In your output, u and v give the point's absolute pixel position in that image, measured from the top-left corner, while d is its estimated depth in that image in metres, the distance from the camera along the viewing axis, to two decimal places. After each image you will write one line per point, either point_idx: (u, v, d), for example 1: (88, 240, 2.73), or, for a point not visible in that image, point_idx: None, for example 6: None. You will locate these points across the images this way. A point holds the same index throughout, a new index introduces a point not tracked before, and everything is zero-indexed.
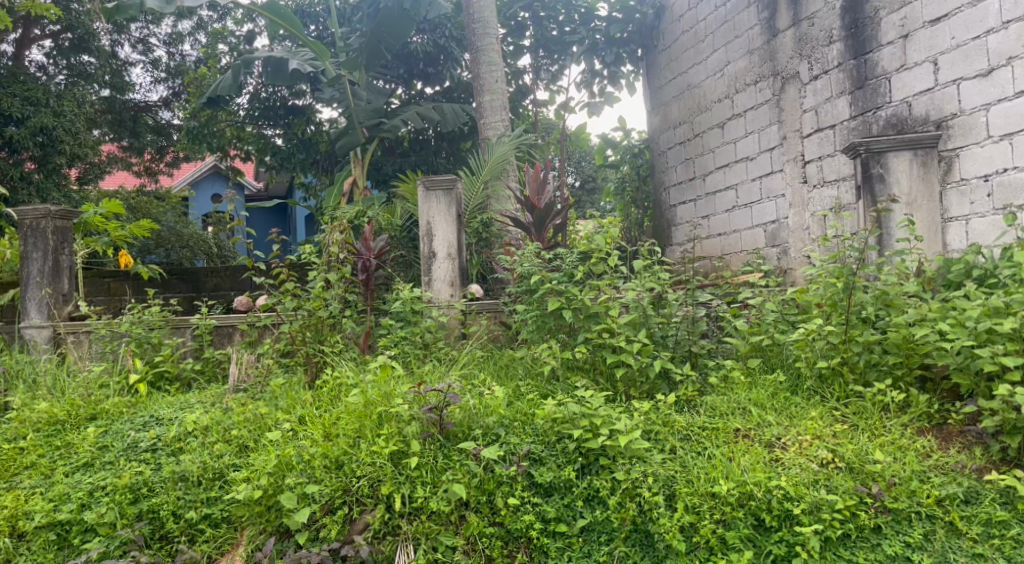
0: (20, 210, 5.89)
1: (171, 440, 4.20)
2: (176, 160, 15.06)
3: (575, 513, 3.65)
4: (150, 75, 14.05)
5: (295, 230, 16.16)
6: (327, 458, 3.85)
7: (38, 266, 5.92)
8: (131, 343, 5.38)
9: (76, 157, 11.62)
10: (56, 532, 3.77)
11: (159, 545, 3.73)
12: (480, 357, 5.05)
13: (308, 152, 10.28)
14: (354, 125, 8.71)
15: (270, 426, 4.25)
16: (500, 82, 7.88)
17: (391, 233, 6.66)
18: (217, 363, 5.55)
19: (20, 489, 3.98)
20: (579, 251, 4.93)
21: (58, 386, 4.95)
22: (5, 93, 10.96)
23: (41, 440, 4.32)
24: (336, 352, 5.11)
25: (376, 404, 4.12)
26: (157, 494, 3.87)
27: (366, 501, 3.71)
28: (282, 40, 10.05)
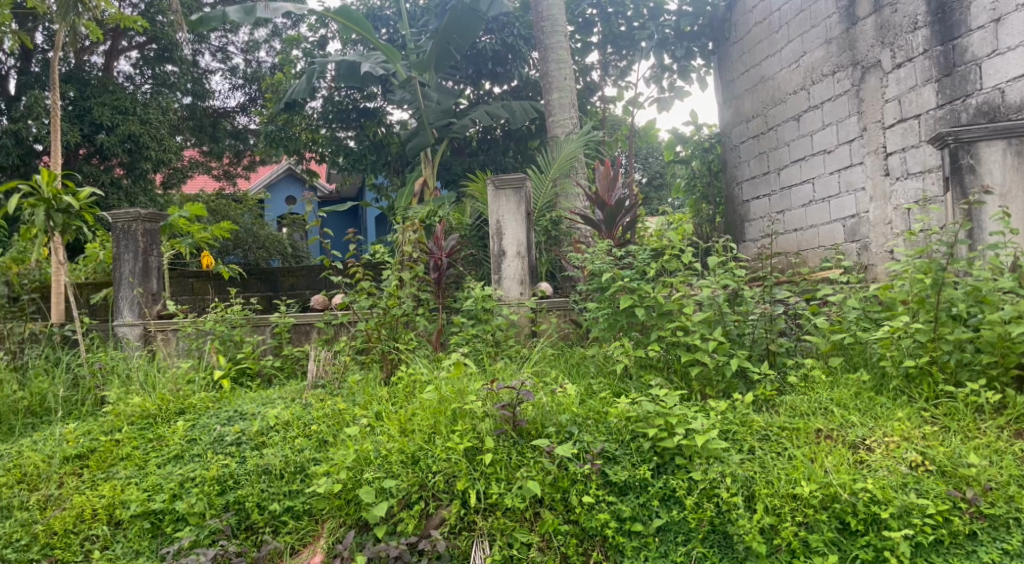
0: (113, 213, 6.21)
1: (254, 435, 4.34)
2: (253, 163, 15.56)
3: (651, 513, 3.62)
4: (229, 82, 14.55)
5: (367, 230, 16.54)
6: (403, 453, 3.94)
7: (130, 267, 6.22)
8: (215, 340, 5.63)
9: (161, 162, 12.14)
10: (150, 520, 3.94)
11: (246, 535, 3.87)
12: (551, 354, 5.06)
13: (380, 154, 10.55)
14: (425, 126, 8.82)
15: (348, 421, 4.37)
16: (569, 80, 7.86)
17: (461, 232, 6.70)
18: (296, 360, 5.72)
19: (117, 479, 4.18)
20: (651, 248, 4.89)
21: (149, 381, 5.17)
22: (95, 103, 11.52)
23: (135, 432, 4.54)
24: (410, 349, 5.20)
25: (450, 400, 4.18)
26: (243, 485, 4.02)
27: (442, 496, 3.77)
28: (354, 44, 10.26)
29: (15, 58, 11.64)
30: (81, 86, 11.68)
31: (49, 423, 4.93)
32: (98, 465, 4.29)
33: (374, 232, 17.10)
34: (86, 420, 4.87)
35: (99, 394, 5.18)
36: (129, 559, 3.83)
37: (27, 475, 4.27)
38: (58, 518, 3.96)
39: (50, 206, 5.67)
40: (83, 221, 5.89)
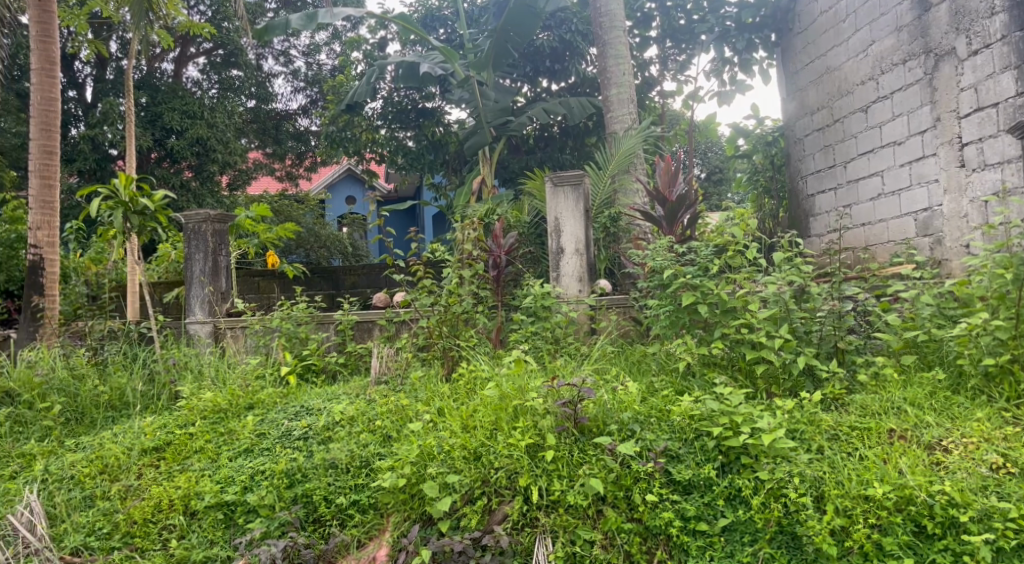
0: (185, 214, 6.42)
1: (321, 429, 4.45)
2: (314, 164, 15.90)
3: (716, 512, 3.57)
4: (291, 85, 14.90)
5: (425, 229, 16.77)
6: (466, 449, 3.98)
7: (200, 266, 6.43)
8: (282, 337, 5.78)
9: (227, 165, 12.50)
10: (223, 511, 4.07)
11: (313, 527, 3.97)
12: (611, 352, 5.03)
13: (438, 153, 10.65)
14: (483, 125, 8.85)
15: (411, 417, 4.44)
16: (627, 75, 7.80)
17: (519, 229, 6.71)
18: (359, 356, 5.83)
19: (192, 471, 4.34)
20: (714, 244, 4.83)
21: (220, 377, 5.36)
22: (166, 108, 11.94)
23: (208, 426, 4.70)
24: (470, 346, 5.23)
25: (511, 397, 4.21)
26: (311, 479, 4.12)
27: (504, 492, 3.80)
28: (412, 45, 10.38)
29: (91, 66, 12.14)
30: (152, 92, 12.11)
31: (127, 416, 5.13)
32: (174, 457, 4.46)
33: (433, 231, 17.32)
34: (162, 414, 5.05)
35: (174, 389, 5.37)
36: (203, 549, 3.95)
37: (108, 466, 4.45)
38: (138, 508, 4.12)
39: (127, 208, 5.92)
40: (157, 223, 6.12)
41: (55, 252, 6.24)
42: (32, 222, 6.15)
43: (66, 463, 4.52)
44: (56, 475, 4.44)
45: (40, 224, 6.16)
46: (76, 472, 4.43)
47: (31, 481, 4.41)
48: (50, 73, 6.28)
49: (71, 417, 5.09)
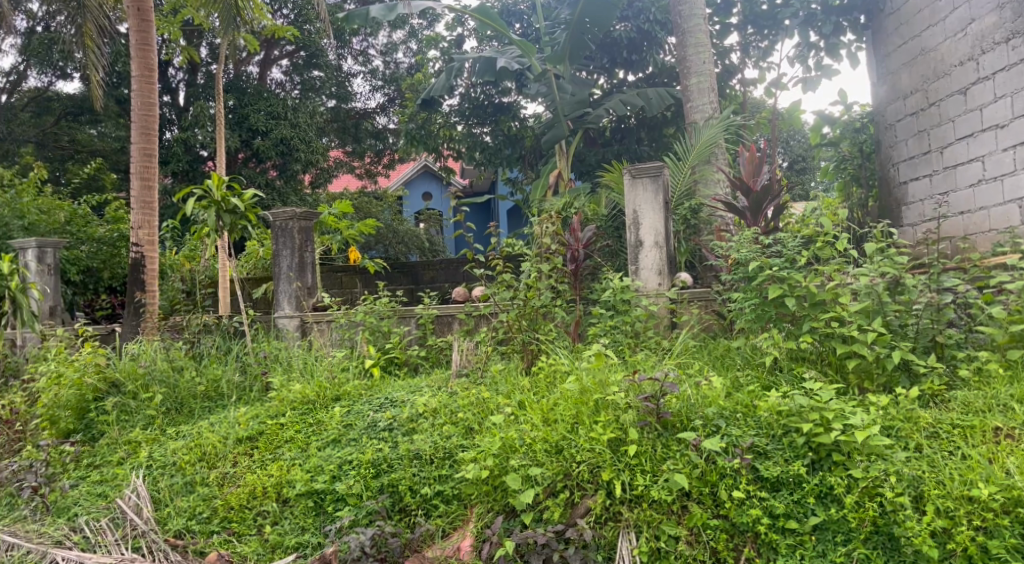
0: (272, 212, 6.64)
1: (405, 421, 4.55)
2: (392, 161, 16.20)
3: (807, 511, 3.48)
4: (369, 84, 15.10)
5: (501, 224, 16.85)
6: (547, 442, 3.99)
7: (288, 262, 6.66)
8: (366, 331, 5.93)
9: (310, 163, 12.90)
10: (313, 500, 4.20)
11: (400, 516, 4.06)
12: (694, 346, 4.94)
13: (515, 147, 10.78)
14: (560, 119, 8.81)
15: (493, 409, 4.48)
16: (708, 63, 7.63)
17: (598, 223, 6.65)
18: (440, 349, 5.93)
19: (283, 460, 4.50)
20: (802, 236, 4.69)
21: (308, 368, 5.54)
22: (252, 110, 12.37)
23: (298, 417, 4.86)
24: (550, 340, 5.25)
25: (592, 391, 4.20)
26: (396, 469, 4.21)
27: (586, 486, 3.79)
28: (489, 40, 10.47)
29: (183, 71, 12.69)
30: (239, 94, 12.56)
31: (223, 406, 5.36)
32: (266, 446, 4.63)
33: (509, 226, 17.40)
34: (255, 404, 5.26)
35: (265, 381, 5.58)
36: (296, 535, 4.09)
37: (207, 453, 4.65)
38: (234, 495, 4.31)
39: (219, 207, 6.17)
40: (248, 221, 6.36)
41: (155, 250, 6.57)
42: (134, 221, 6.49)
43: (169, 450, 4.75)
44: (159, 461, 4.68)
45: (141, 223, 6.49)
46: (178, 458, 4.65)
47: (137, 467, 4.67)
48: (149, 79, 6.60)
49: (171, 407, 5.34)
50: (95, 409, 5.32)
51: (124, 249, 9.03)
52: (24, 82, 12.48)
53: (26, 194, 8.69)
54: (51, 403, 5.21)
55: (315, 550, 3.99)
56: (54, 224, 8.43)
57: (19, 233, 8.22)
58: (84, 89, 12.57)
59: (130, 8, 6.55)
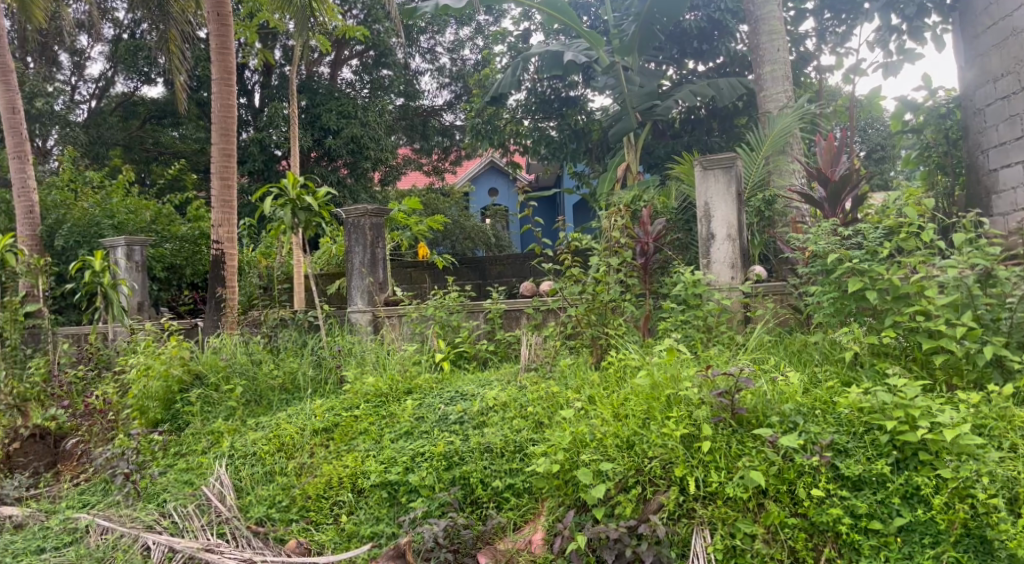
0: (345, 209, 6.80)
1: (476, 414, 4.59)
2: (459, 158, 16.34)
3: (891, 511, 3.37)
4: (436, 81, 15.38)
5: (569, 218, 16.76)
6: (618, 437, 3.96)
7: (360, 258, 6.80)
8: (436, 325, 6.00)
9: (378, 161, 13.14)
10: (387, 491, 4.28)
11: (471, 509, 4.10)
12: (769, 341, 4.83)
13: (580, 142, 10.57)
14: (628, 111, 8.70)
15: (562, 403, 4.48)
16: (782, 51, 7.44)
17: (668, 216, 6.54)
18: (509, 343, 5.96)
19: (357, 451, 4.60)
20: (884, 227, 4.54)
21: (380, 362, 5.65)
22: (324, 109, 12.65)
23: (371, 409, 4.96)
24: (619, 334, 5.18)
25: (663, 387, 4.15)
26: (467, 462, 4.25)
27: (659, 481, 3.76)
28: (556, 34, 10.44)
29: (259, 73, 13.08)
30: (311, 95, 12.86)
31: (300, 399, 5.51)
32: (341, 438, 4.74)
33: (577, 219, 17.30)
34: (330, 397, 5.39)
35: (339, 374, 5.71)
36: (371, 525, 4.18)
37: (285, 444, 4.79)
38: (312, 484, 4.43)
39: (294, 205, 6.34)
40: (322, 218, 6.51)
41: (234, 247, 6.80)
42: (214, 220, 6.72)
43: (249, 440, 4.91)
44: (241, 451, 4.85)
45: (221, 222, 6.72)
46: (258, 448, 4.81)
47: (220, 456, 4.85)
48: (227, 81, 6.81)
49: (251, 398, 5.52)
50: (181, 400, 5.56)
51: (205, 246, 9.32)
52: (112, 88, 13.08)
53: (115, 195, 9.13)
54: (140, 395, 5.42)
55: (389, 540, 4.07)
56: (140, 223, 8.82)
57: (110, 232, 8.64)
58: (167, 93, 13.10)
59: (210, 12, 6.77)
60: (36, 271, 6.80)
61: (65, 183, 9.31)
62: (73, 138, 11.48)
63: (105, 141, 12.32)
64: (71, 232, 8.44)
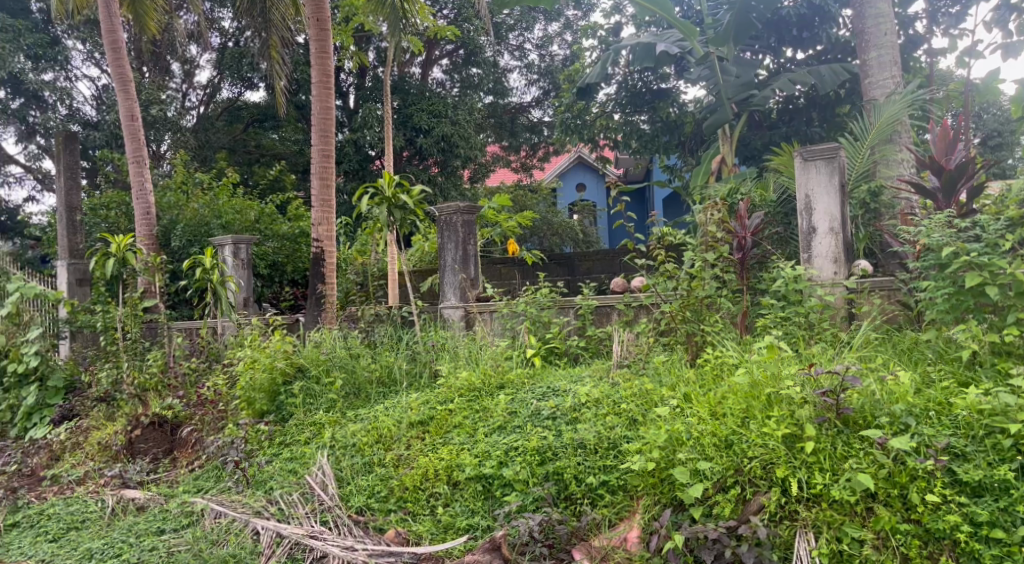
0: (438, 207, 6.92)
1: (568, 410, 4.58)
2: (548, 154, 16.34)
3: (1016, 520, 3.19)
4: (525, 78, 15.41)
5: (662, 212, 16.46)
6: (716, 436, 3.88)
7: (453, 255, 6.91)
8: (527, 321, 6.05)
9: (468, 159, 13.32)
10: (482, 484, 4.33)
11: (566, 504, 4.09)
12: (876, 339, 4.63)
13: (673, 134, 10.44)
14: (723, 102, 8.50)
15: (657, 401, 4.42)
16: (889, 34, 7.15)
17: (766, 209, 6.31)
18: (600, 339, 5.92)
19: (452, 444, 4.67)
20: (1006, 218, 4.28)
21: (474, 357, 5.72)
22: (416, 109, 12.89)
23: (465, 403, 5.03)
24: (716, 331, 5.09)
25: (763, 385, 4.04)
26: (561, 458, 4.24)
27: (759, 482, 3.66)
28: (647, 26, 10.30)
29: (353, 76, 13.47)
30: (404, 96, 13.14)
31: (396, 392, 5.64)
32: (437, 431, 4.82)
33: (671, 212, 16.97)
34: (425, 390, 5.50)
35: (433, 368, 5.84)
36: (466, 517, 4.24)
37: (383, 436, 4.92)
38: (409, 476, 4.52)
39: (390, 203, 6.49)
40: (416, 216, 6.65)
41: (333, 245, 7.02)
42: (315, 219, 6.96)
43: (349, 432, 5.07)
44: (341, 442, 5.01)
45: (321, 220, 6.96)
46: (358, 440, 4.95)
47: (322, 447, 5.03)
48: (327, 84, 7.04)
49: (350, 391, 5.68)
50: (284, 392, 5.78)
51: (304, 244, 9.75)
52: (219, 94, 13.75)
53: (222, 196, 9.58)
54: (248, 387, 5.69)
55: (485, 532, 4.12)
56: (246, 223, 9.26)
57: (219, 232, 9.10)
58: (268, 97, 13.65)
59: (311, 18, 7.02)
60: (153, 268, 7.24)
61: (177, 186, 9.85)
62: (184, 142, 12.12)
63: (212, 145, 12.95)
64: (184, 231, 8.93)
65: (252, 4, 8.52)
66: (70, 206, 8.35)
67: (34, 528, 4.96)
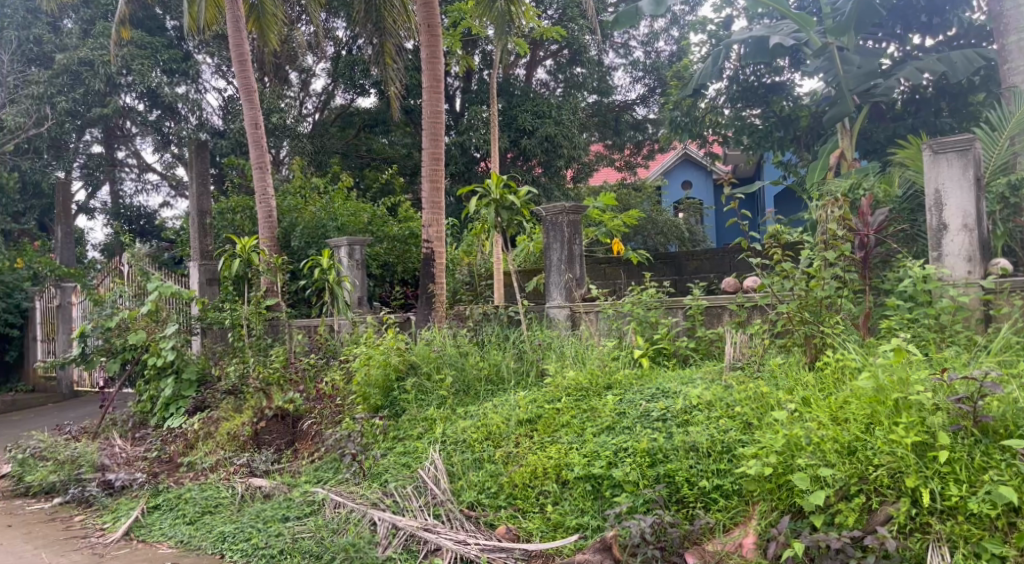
0: (544, 206, 6.97)
1: (679, 412, 4.51)
2: (652, 152, 16.13)
3: None
4: (630, 76, 15.28)
5: (781, 209, 15.96)
6: (837, 442, 3.72)
7: (558, 254, 6.93)
8: (634, 322, 5.99)
9: (572, 159, 13.31)
10: (591, 484, 4.31)
11: (678, 507, 4.02)
12: (1018, 344, 4.33)
13: (788, 130, 10.06)
14: (844, 94, 8.14)
15: (773, 405, 4.29)
16: None
17: (891, 206, 5.99)
18: (711, 341, 5.78)
19: (561, 443, 4.67)
20: None
21: (580, 356, 5.70)
22: (521, 111, 13.04)
23: (573, 403, 5.03)
24: (837, 333, 4.82)
25: (890, 390, 3.85)
26: (672, 460, 4.17)
27: (887, 492, 3.49)
28: (760, 19, 10.00)
29: (460, 79, 13.74)
30: (509, 97, 13.30)
31: (504, 390, 5.70)
32: (545, 429, 4.84)
33: (789, 209, 16.42)
34: (532, 389, 5.54)
35: (540, 367, 5.86)
36: (576, 517, 4.24)
37: (492, 433, 4.99)
38: (518, 473, 4.56)
39: (498, 205, 6.58)
40: (523, 216, 6.72)
41: (442, 245, 7.18)
42: (425, 220, 7.15)
43: (459, 428, 5.18)
44: (452, 439, 5.12)
45: (430, 222, 7.14)
46: (468, 436, 5.05)
47: (434, 442, 5.16)
48: (437, 88, 7.22)
49: (460, 389, 5.79)
50: (398, 388, 5.95)
51: (414, 245, 10.03)
52: (332, 101, 14.46)
53: (337, 199, 9.98)
54: (364, 382, 5.92)
55: (595, 533, 4.10)
56: (359, 225, 9.63)
57: (334, 234, 9.48)
58: (379, 102, 14.12)
59: (423, 25, 7.21)
60: (275, 268, 7.66)
61: (297, 190, 10.33)
62: (301, 148, 12.71)
63: (326, 151, 13.48)
64: (303, 234, 9.37)
65: (368, 13, 8.85)
66: (202, 210, 8.90)
67: (173, 510, 5.34)
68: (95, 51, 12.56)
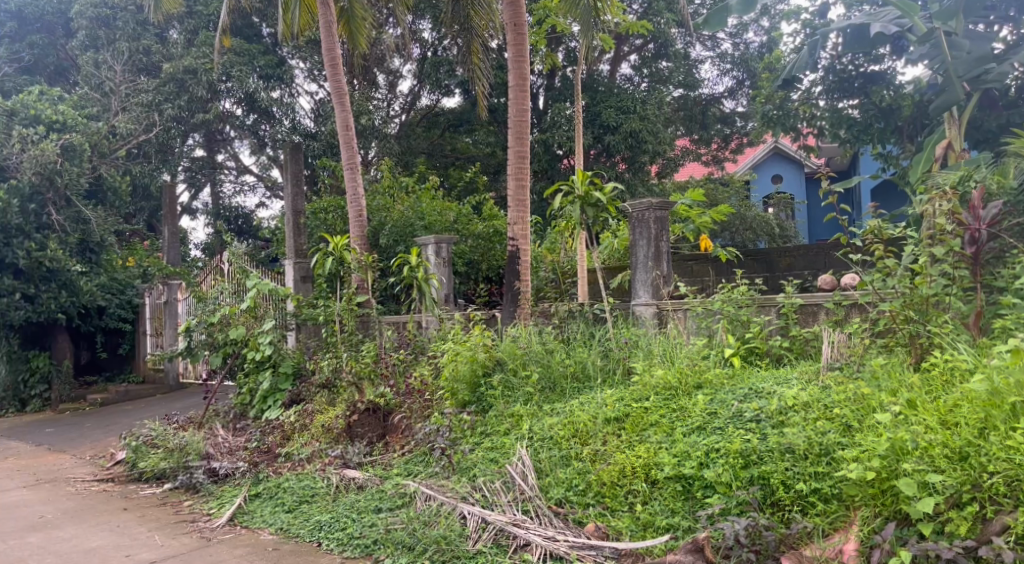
0: (632, 203, 6.88)
1: (774, 413, 4.37)
2: (741, 146, 15.74)
3: None
4: (717, 68, 14.96)
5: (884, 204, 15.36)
6: (948, 448, 3.54)
7: (645, 251, 6.82)
8: (724, 319, 5.85)
9: (657, 154, 13.13)
10: (681, 484, 4.24)
11: (773, 511, 3.91)
12: None
13: (889, 120, 9.70)
14: (953, 81, 7.74)
15: (875, 407, 4.11)
16: None
17: (1006, 198, 5.62)
18: (806, 340, 5.59)
19: (650, 443, 4.61)
20: None
21: (668, 355, 5.60)
22: (605, 107, 12.94)
23: (661, 402, 4.96)
24: (945, 332, 4.60)
25: (1006, 393, 3.64)
26: (766, 462, 4.04)
27: (1003, 500, 3.30)
28: (859, 7, 9.63)
29: (544, 77, 13.78)
30: (593, 94, 13.25)
31: (591, 387, 5.67)
32: (633, 428, 4.79)
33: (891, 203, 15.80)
34: (620, 387, 5.48)
35: (626, 365, 5.79)
36: (666, 517, 4.17)
37: (579, 430, 4.96)
38: (606, 471, 4.52)
39: (583, 202, 6.55)
40: (610, 213, 6.64)
41: (528, 243, 7.19)
42: (512, 218, 7.18)
43: (546, 425, 5.17)
44: (539, 435, 5.11)
45: (516, 219, 7.18)
46: (554, 433, 5.03)
47: (521, 438, 5.17)
48: (523, 86, 7.23)
49: (547, 385, 5.79)
50: (485, 383, 6.00)
51: (498, 243, 10.11)
52: (419, 102, 14.49)
53: (424, 198, 10.16)
54: (452, 377, 5.99)
55: (686, 533, 4.04)
56: (445, 223, 9.79)
57: (422, 232, 9.67)
58: (463, 102, 14.33)
59: (509, 24, 7.23)
60: (365, 266, 7.87)
61: (385, 189, 10.54)
62: (389, 148, 13.02)
63: (413, 151, 13.92)
64: (391, 232, 9.58)
65: (455, 13, 8.97)
66: (296, 210, 9.21)
67: (273, 499, 5.56)
68: (198, 59, 13.19)
